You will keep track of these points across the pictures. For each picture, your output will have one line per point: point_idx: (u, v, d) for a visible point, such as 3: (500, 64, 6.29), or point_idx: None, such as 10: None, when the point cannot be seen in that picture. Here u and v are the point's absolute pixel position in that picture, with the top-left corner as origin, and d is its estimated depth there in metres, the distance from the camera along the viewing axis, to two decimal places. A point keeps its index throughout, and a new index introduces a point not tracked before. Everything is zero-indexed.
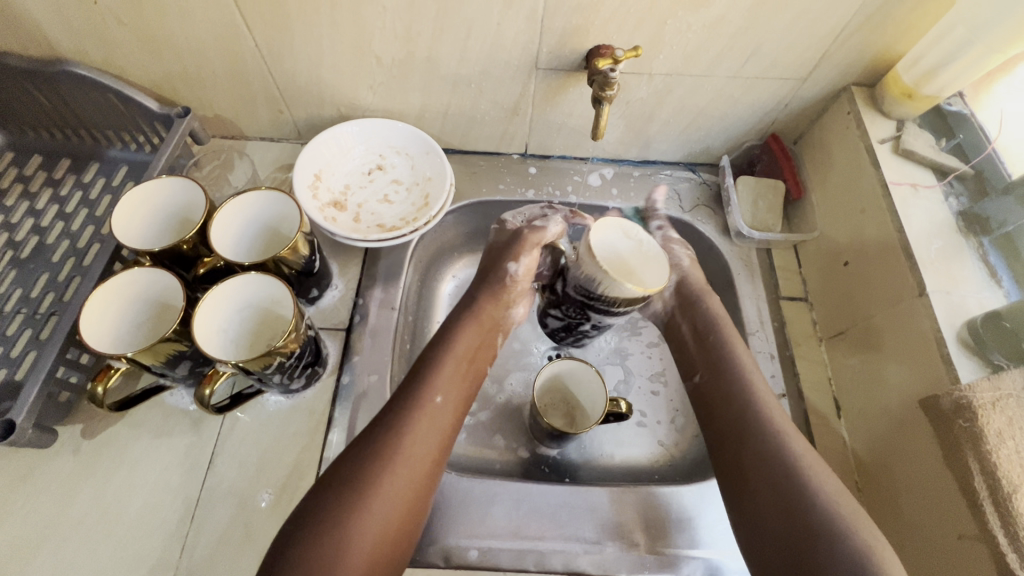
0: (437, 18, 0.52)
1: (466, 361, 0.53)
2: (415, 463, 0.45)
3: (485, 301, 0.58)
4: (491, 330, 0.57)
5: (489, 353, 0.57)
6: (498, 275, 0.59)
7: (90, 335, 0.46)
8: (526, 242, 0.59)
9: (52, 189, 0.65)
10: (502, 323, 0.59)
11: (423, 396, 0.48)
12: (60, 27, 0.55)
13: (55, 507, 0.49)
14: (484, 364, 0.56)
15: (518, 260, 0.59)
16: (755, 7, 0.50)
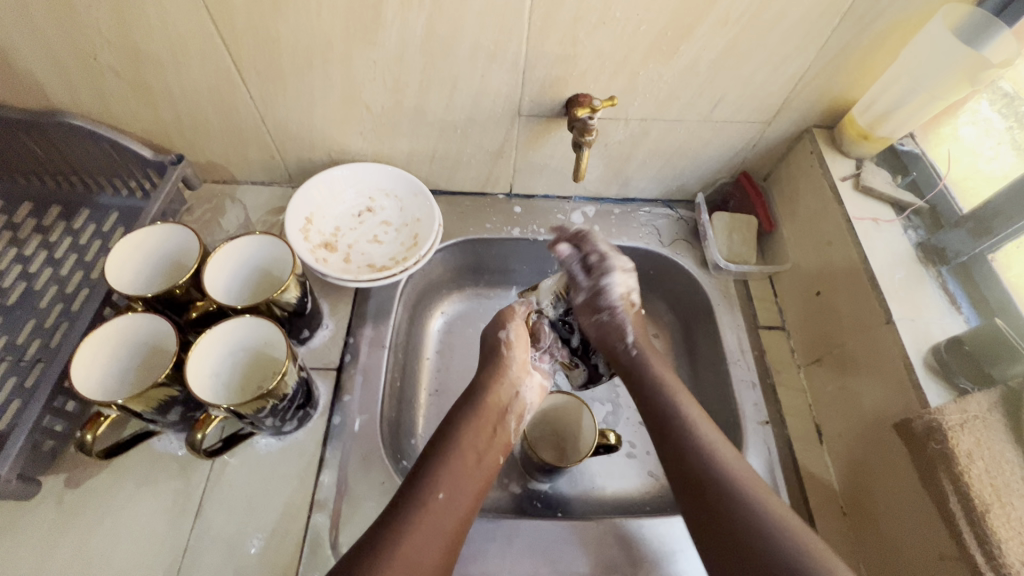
0: (424, 70, 0.56)
1: (473, 454, 0.51)
2: (425, 560, 0.43)
3: (489, 391, 0.56)
4: (497, 421, 0.55)
5: (503, 440, 0.54)
6: (492, 350, 0.59)
7: (80, 387, 0.46)
8: (505, 313, 0.62)
9: (41, 236, 0.66)
10: (512, 407, 0.57)
11: (426, 492, 0.47)
12: (57, 81, 0.57)
13: (34, 561, 0.47)
14: (498, 454, 0.53)
15: (506, 327, 0.60)
16: (720, 57, 0.54)
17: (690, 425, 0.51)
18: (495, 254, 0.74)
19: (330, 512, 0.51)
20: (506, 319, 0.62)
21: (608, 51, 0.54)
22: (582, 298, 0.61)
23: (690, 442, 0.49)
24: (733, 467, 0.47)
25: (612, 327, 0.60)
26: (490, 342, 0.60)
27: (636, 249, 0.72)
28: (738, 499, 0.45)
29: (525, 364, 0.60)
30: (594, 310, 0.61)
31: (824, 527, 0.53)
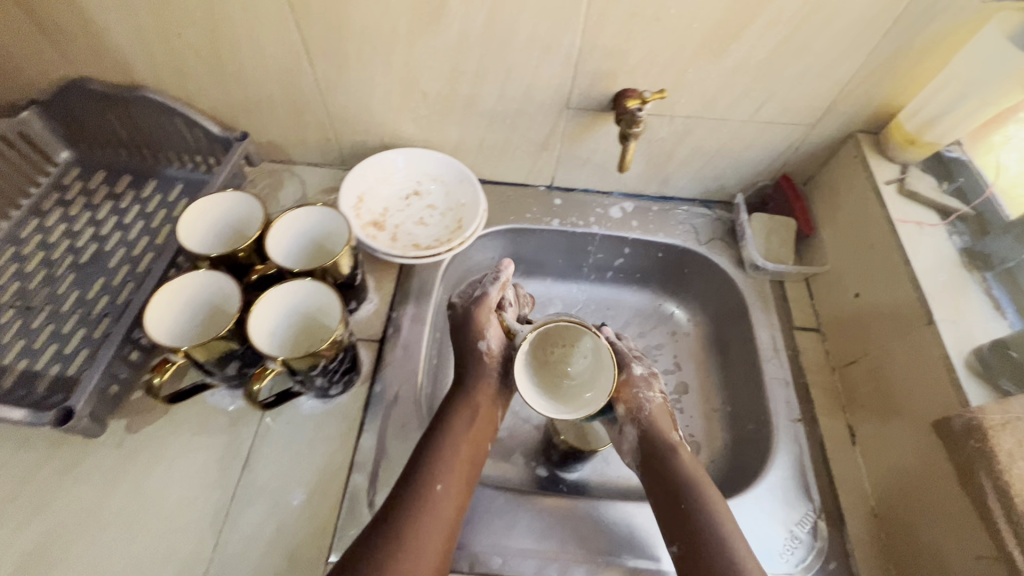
0: (482, 60, 0.58)
1: (467, 446, 0.53)
2: (425, 559, 0.45)
3: (478, 388, 0.57)
4: (487, 414, 0.56)
5: (492, 428, 0.57)
6: (472, 357, 0.59)
7: (172, 312, 0.51)
8: (481, 311, 0.59)
9: (113, 202, 0.71)
10: (500, 399, 0.58)
11: (424, 484, 0.49)
12: (141, 57, 0.61)
13: (95, 495, 0.51)
14: (487, 439, 0.55)
15: (486, 333, 0.59)
16: (770, 57, 0.56)
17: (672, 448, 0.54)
18: (534, 244, 0.76)
19: (369, 473, 0.53)
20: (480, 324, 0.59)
21: (659, 49, 0.56)
22: (641, 372, 0.58)
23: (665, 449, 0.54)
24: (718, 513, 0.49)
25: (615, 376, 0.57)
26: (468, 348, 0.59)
27: (673, 247, 0.74)
28: (691, 514, 0.49)
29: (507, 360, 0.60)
30: (651, 385, 0.58)
31: (854, 527, 0.53)
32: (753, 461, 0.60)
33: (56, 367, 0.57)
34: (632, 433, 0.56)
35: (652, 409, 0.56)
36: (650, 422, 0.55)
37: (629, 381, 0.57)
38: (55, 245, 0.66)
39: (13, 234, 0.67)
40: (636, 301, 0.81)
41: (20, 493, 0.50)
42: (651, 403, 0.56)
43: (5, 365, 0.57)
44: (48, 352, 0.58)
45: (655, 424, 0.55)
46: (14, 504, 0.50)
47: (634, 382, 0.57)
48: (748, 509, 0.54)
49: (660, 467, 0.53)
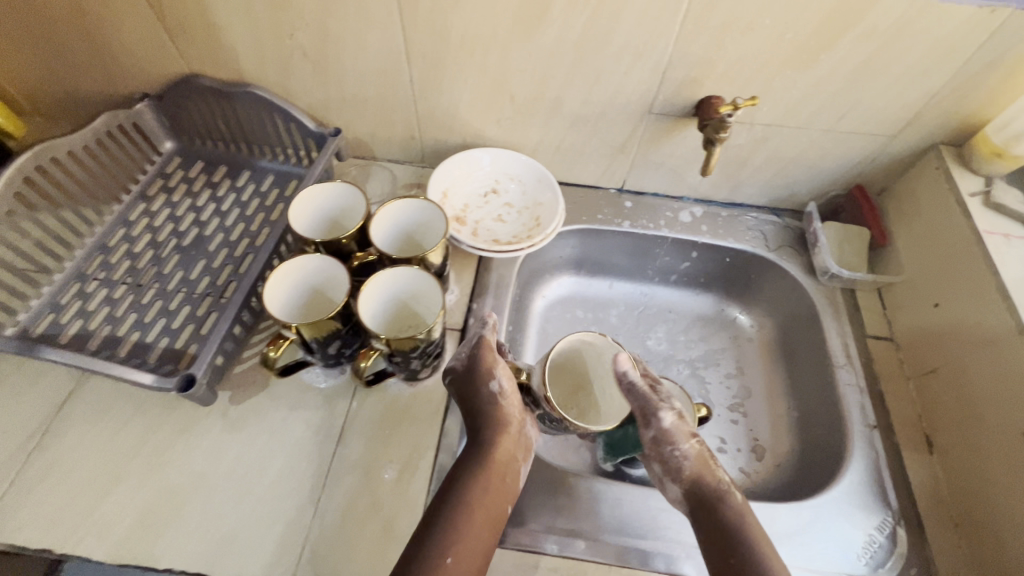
0: (573, 66, 0.61)
1: (482, 510, 0.48)
2: None
3: (490, 443, 0.52)
4: (506, 472, 0.51)
5: (512, 489, 0.51)
6: (483, 408, 0.54)
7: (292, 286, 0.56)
8: (484, 356, 0.56)
9: (211, 190, 0.76)
10: (518, 452, 0.53)
11: (433, 556, 0.45)
12: (252, 56, 0.66)
13: (206, 459, 0.54)
14: (506, 501, 0.50)
15: (495, 377, 0.55)
16: (859, 67, 0.57)
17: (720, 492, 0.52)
18: (603, 244, 0.78)
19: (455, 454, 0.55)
20: (485, 371, 0.55)
21: (748, 58, 0.58)
22: (670, 422, 0.54)
23: (710, 493, 0.51)
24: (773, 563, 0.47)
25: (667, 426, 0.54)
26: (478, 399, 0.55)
27: (742, 252, 0.75)
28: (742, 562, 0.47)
29: (516, 408, 0.56)
30: (684, 437, 0.54)
31: (934, 535, 0.54)
32: (826, 466, 0.61)
33: (165, 341, 0.62)
34: (672, 489, 0.53)
35: (692, 465, 0.53)
36: (691, 477, 0.52)
37: (661, 438, 0.54)
38: (161, 227, 0.71)
39: (123, 216, 0.72)
40: (699, 305, 0.82)
41: (138, 454, 0.54)
42: (688, 459, 0.53)
43: (120, 336, 0.62)
44: (158, 326, 0.63)
45: (699, 479, 0.52)
46: (133, 464, 0.54)
47: (666, 437, 0.54)
48: (826, 510, 0.54)
49: (705, 513, 0.50)
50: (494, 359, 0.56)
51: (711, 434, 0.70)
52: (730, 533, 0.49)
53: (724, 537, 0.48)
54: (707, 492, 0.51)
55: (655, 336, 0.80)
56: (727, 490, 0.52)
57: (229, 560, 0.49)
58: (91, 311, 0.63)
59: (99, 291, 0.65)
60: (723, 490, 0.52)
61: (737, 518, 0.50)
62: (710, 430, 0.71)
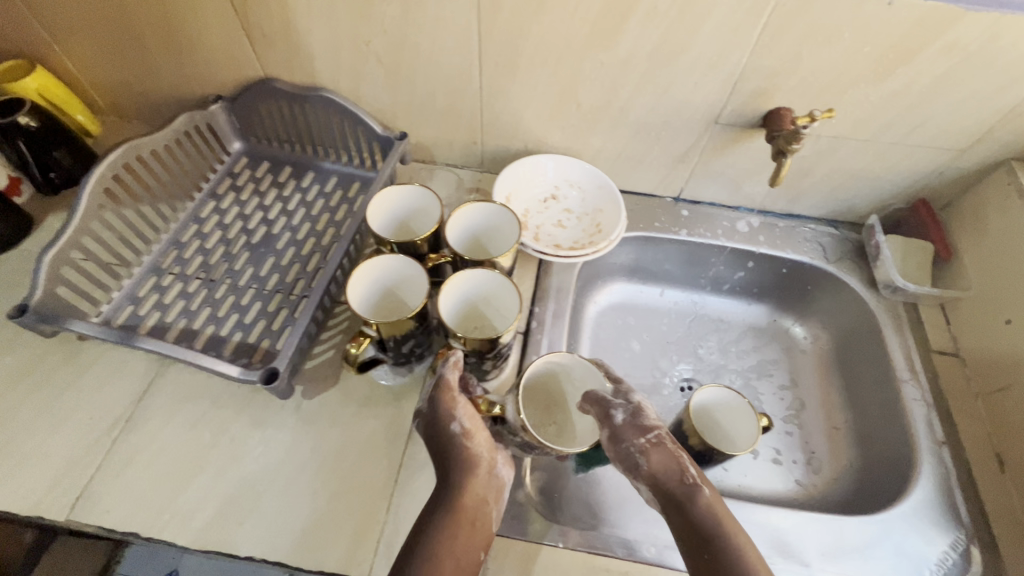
0: (644, 76, 0.62)
1: (451, 562, 0.41)
2: None
3: (459, 485, 0.45)
4: (475, 518, 0.44)
5: (484, 535, 0.44)
6: (447, 451, 0.47)
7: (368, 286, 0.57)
8: (445, 397, 0.50)
9: (277, 189, 0.78)
10: (489, 494, 0.46)
11: None
12: (327, 62, 0.68)
13: (281, 451, 0.56)
14: (477, 548, 0.43)
15: (456, 417, 0.48)
16: (936, 81, 0.57)
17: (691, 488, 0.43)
18: (658, 252, 0.79)
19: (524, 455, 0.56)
20: (449, 405, 0.49)
21: (823, 71, 0.58)
22: (623, 417, 0.47)
23: (678, 492, 0.43)
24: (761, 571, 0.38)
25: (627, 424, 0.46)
26: (440, 440, 0.48)
27: (800, 263, 0.75)
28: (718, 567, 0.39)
29: (490, 445, 0.49)
30: (640, 430, 0.46)
31: (1010, 555, 0.53)
32: (892, 481, 0.60)
33: (238, 335, 0.63)
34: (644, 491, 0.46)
35: (650, 460, 0.45)
36: (653, 476, 0.44)
37: (615, 435, 0.47)
38: (231, 225, 0.73)
39: (195, 213, 0.74)
40: (752, 315, 0.82)
41: (217, 443, 0.56)
42: (644, 455, 0.45)
43: (196, 329, 0.64)
44: (231, 320, 0.64)
45: (660, 475, 0.44)
46: (213, 453, 0.55)
47: (620, 433, 0.46)
48: (897, 525, 0.54)
49: (678, 514, 0.43)
50: (456, 394, 0.50)
51: (767, 445, 0.70)
52: (702, 535, 0.41)
53: (700, 541, 0.41)
54: (675, 492, 0.44)
55: (707, 345, 0.80)
56: (701, 484, 0.44)
57: (307, 550, 0.50)
58: (168, 304, 0.65)
59: (174, 284, 0.67)
60: (695, 485, 0.44)
61: (708, 516, 0.42)
62: (766, 440, 0.70)
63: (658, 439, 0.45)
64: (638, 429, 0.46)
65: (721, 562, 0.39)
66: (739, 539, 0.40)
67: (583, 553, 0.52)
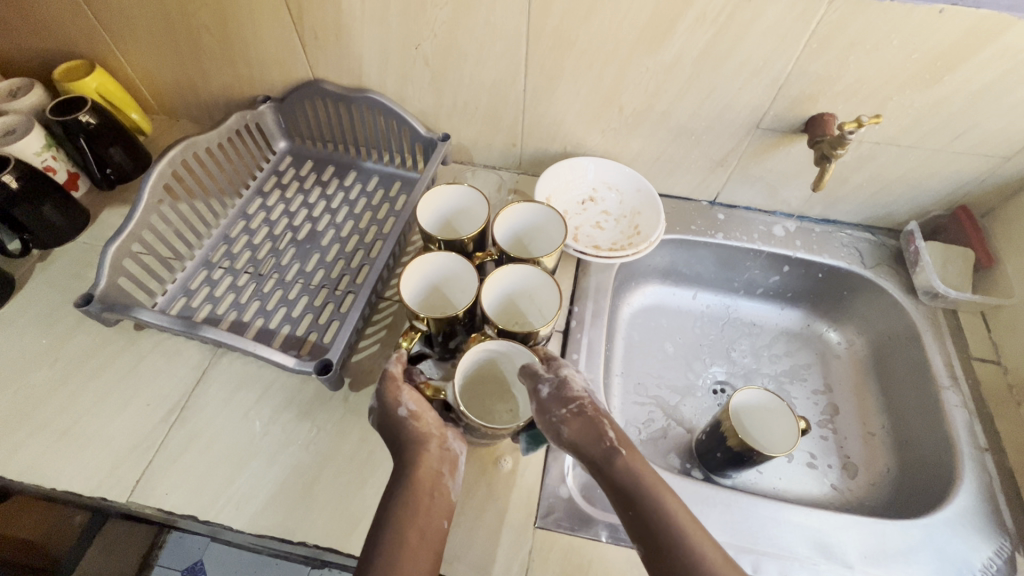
0: (687, 80, 0.63)
1: (416, 531, 0.42)
2: None
3: (414, 462, 0.46)
4: (434, 489, 0.45)
5: (445, 504, 0.46)
6: (397, 434, 0.48)
7: (419, 279, 0.58)
8: (391, 386, 0.50)
9: (321, 188, 0.80)
10: (445, 467, 0.47)
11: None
12: (375, 64, 0.70)
13: (330, 441, 0.57)
14: (440, 517, 0.44)
15: (401, 401, 0.49)
16: (985, 88, 0.57)
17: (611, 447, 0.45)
18: (693, 255, 0.80)
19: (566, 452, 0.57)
20: (393, 392, 0.50)
21: (868, 77, 0.59)
22: (548, 390, 0.48)
23: (597, 452, 0.45)
24: (676, 512, 0.42)
25: (551, 397, 0.48)
26: (390, 426, 0.49)
27: (837, 269, 0.75)
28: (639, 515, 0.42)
29: (440, 424, 0.50)
30: (563, 401, 0.47)
31: None
32: (933, 487, 0.60)
33: (287, 328, 0.65)
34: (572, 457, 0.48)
35: (570, 428, 0.47)
36: (575, 442, 0.46)
37: (540, 408, 0.48)
38: (278, 222, 0.75)
39: (243, 210, 0.76)
40: (785, 320, 0.82)
41: (269, 432, 0.58)
42: (565, 425, 0.47)
43: (246, 322, 0.65)
44: (280, 314, 0.66)
45: (581, 441, 0.46)
46: (265, 441, 0.57)
47: (545, 406, 0.48)
48: (940, 530, 0.54)
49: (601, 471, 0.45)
50: (399, 381, 0.51)
51: (802, 449, 0.70)
52: (624, 492, 0.43)
53: (622, 494, 0.43)
54: (596, 454, 0.45)
55: (740, 348, 0.81)
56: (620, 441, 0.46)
57: (357, 539, 0.52)
58: (219, 297, 0.68)
59: (224, 278, 0.69)
60: (614, 444, 0.45)
61: (629, 474, 0.44)
62: (801, 444, 0.70)
63: (578, 408, 0.47)
64: (561, 400, 0.48)
65: (643, 514, 0.42)
66: (658, 493, 0.43)
67: (626, 550, 0.52)
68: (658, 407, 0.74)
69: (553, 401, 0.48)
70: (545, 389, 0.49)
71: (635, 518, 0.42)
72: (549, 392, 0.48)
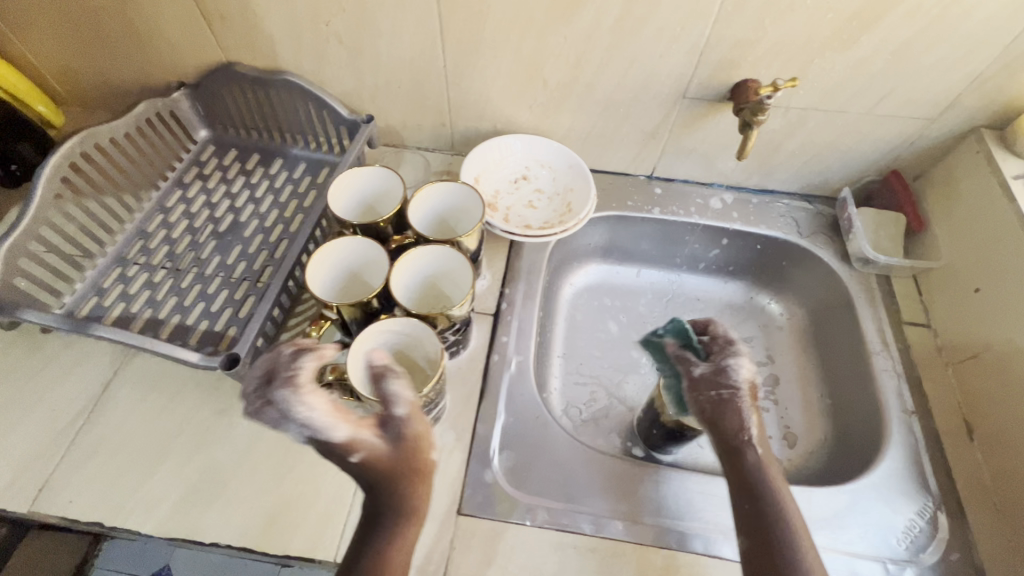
0: (608, 50, 0.61)
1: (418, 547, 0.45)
2: None
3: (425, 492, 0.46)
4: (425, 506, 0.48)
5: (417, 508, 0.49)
6: (416, 466, 0.46)
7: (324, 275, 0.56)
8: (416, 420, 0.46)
9: (245, 177, 0.77)
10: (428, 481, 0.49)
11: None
12: (289, 44, 0.67)
13: (247, 440, 0.55)
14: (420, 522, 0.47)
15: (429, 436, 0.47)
16: (902, 47, 0.56)
17: (749, 443, 0.48)
18: (632, 231, 0.78)
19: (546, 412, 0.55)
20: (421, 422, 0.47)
21: (787, 40, 0.57)
22: (702, 371, 0.51)
23: (739, 444, 0.48)
24: (791, 515, 0.45)
25: (708, 379, 0.51)
26: (403, 451, 0.45)
27: (774, 239, 0.74)
28: (761, 509, 0.45)
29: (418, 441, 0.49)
30: (715, 384, 0.50)
31: (976, 521, 0.53)
32: (863, 452, 0.60)
33: (205, 323, 0.63)
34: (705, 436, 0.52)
35: (720, 410, 0.50)
36: (716, 421, 0.50)
37: (693, 384, 0.51)
38: (198, 214, 0.72)
39: (161, 203, 0.73)
40: (728, 293, 0.82)
41: (183, 432, 0.55)
42: (715, 405, 0.50)
43: (162, 319, 0.63)
44: (198, 310, 0.64)
45: (720, 424, 0.49)
46: (178, 443, 0.55)
47: (698, 385, 0.51)
48: (867, 496, 0.54)
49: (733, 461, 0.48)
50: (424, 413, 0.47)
51: None
52: (750, 485, 0.47)
53: (745, 485, 0.47)
54: (735, 442, 0.49)
55: None
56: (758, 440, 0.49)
57: (273, 537, 0.50)
58: (133, 295, 0.65)
59: (139, 275, 0.66)
60: (751, 442, 0.49)
61: (757, 470, 0.47)
62: None
63: (731, 394, 0.50)
64: (724, 384, 0.50)
65: (768, 514, 0.45)
66: (781, 496, 0.46)
67: (551, 532, 0.51)
68: (600, 387, 0.74)
69: (698, 379, 0.51)
70: (699, 367, 0.51)
71: (756, 522, 0.45)
72: (705, 373, 0.51)
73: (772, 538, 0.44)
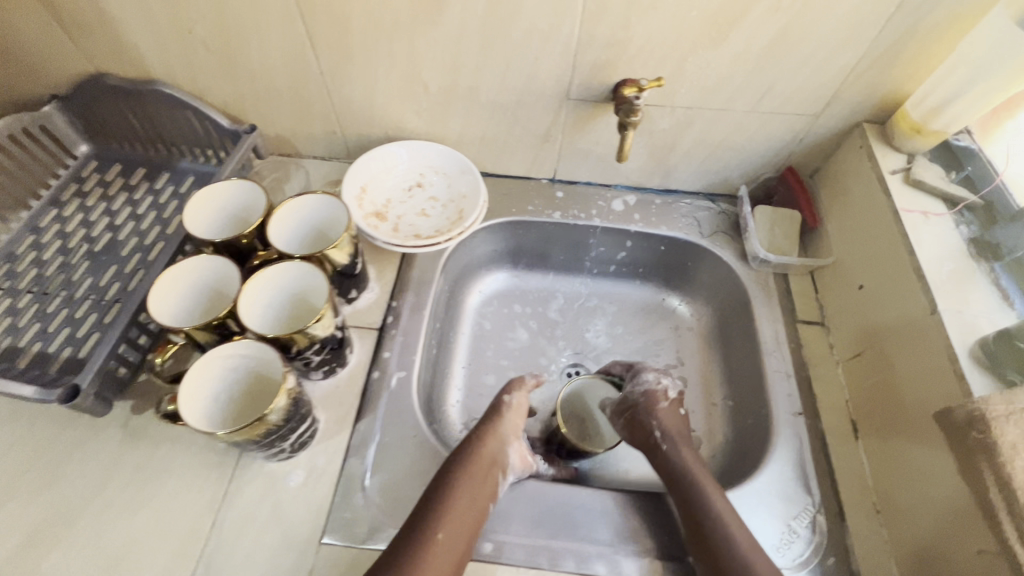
0: (481, 52, 0.59)
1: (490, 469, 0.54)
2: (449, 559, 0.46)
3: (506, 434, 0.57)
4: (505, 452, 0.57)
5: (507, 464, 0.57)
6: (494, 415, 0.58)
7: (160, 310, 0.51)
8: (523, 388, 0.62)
9: (127, 193, 0.73)
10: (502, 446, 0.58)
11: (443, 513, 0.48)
12: (156, 53, 0.64)
13: (99, 474, 0.52)
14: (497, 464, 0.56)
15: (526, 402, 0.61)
16: (771, 44, 0.55)
17: (673, 440, 0.56)
18: (536, 236, 0.76)
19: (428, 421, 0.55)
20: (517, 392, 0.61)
21: (656, 38, 0.56)
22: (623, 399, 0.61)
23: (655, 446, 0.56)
24: (717, 501, 0.50)
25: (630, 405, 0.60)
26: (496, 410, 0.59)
27: (675, 240, 0.73)
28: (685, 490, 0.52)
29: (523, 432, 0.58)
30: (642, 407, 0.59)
31: (855, 522, 0.52)
32: (752, 455, 0.59)
33: (67, 350, 0.59)
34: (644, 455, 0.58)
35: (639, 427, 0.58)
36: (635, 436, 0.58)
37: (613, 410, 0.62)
38: (73, 233, 0.69)
39: (33, 223, 0.69)
40: (640, 296, 0.80)
41: (31, 469, 0.52)
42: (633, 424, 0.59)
43: (20, 347, 0.59)
44: (61, 337, 0.60)
45: (638, 437, 0.58)
46: (25, 480, 0.51)
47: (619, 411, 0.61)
48: (746, 502, 0.53)
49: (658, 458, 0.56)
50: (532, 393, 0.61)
51: None
52: (675, 474, 0.54)
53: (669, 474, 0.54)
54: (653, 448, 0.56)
55: (594, 327, 0.78)
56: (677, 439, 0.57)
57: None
58: None
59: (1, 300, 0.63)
60: (678, 443, 0.56)
61: (680, 462, 0.54)
62: None
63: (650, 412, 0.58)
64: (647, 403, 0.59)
65: (688, 493, 0.51)
66: (704, 482, 0.52)
67: None
68: None
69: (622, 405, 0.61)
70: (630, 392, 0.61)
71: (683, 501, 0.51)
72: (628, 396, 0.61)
73: (697, 513, 0.50)
